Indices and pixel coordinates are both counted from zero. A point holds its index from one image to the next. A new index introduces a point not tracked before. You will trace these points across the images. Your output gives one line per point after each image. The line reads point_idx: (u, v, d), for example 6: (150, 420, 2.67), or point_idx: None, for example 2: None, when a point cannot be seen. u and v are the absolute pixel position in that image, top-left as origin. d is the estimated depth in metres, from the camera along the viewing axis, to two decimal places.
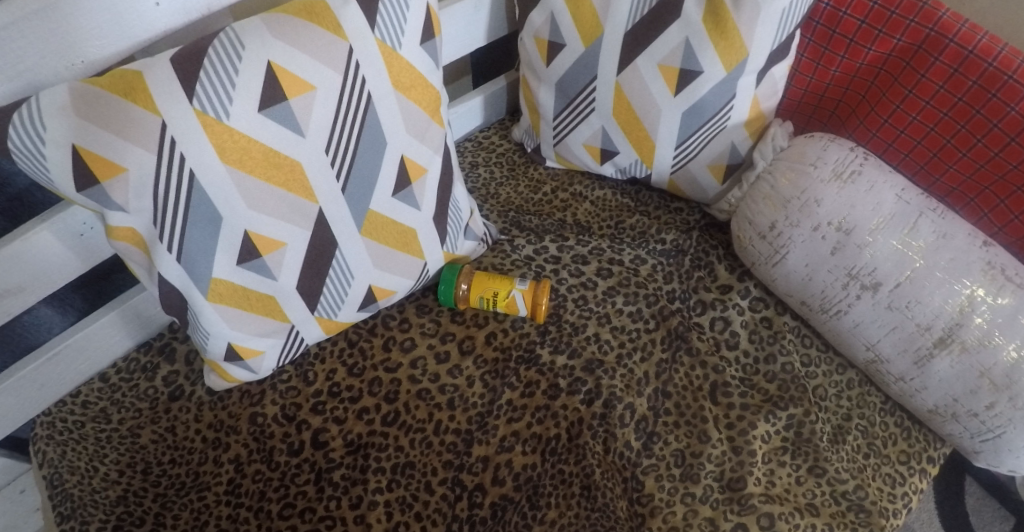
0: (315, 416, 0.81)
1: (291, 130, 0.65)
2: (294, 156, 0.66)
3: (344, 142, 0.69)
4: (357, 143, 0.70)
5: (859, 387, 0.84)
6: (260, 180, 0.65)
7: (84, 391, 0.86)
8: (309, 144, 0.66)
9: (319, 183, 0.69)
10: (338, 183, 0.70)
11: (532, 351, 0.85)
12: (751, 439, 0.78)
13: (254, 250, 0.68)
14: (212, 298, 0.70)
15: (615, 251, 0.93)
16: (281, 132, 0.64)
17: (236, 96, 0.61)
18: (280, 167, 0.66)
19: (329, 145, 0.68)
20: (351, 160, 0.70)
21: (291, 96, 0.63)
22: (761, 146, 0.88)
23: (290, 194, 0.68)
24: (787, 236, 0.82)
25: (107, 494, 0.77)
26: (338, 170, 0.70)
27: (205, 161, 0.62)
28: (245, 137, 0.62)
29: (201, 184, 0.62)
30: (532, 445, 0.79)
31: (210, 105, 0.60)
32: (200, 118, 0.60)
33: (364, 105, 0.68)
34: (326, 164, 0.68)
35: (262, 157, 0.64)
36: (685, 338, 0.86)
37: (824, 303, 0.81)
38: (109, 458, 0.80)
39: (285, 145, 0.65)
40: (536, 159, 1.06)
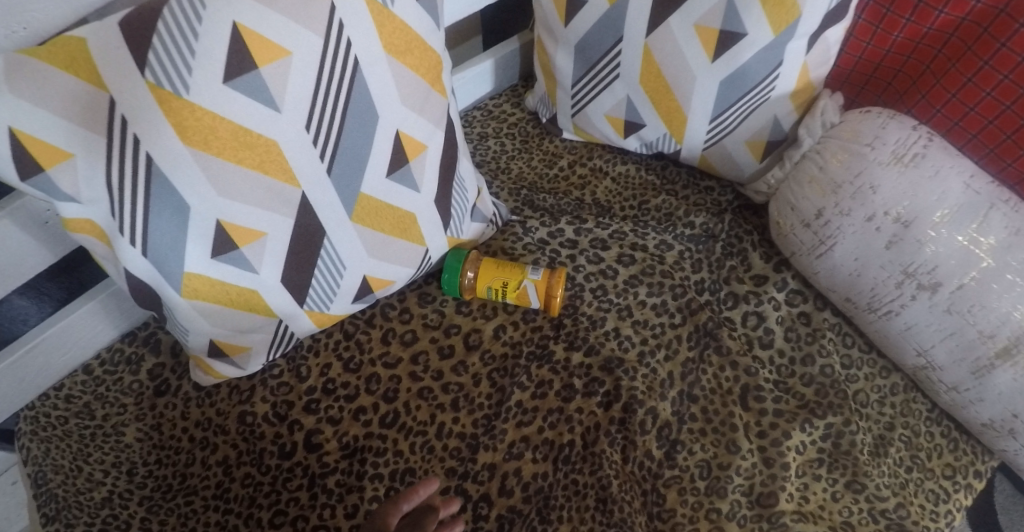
0: (309, 415, 0.75)
1: (265, 104, 0.56)
2: (270, 134, 0.57)
3: (329, 116, 0.59)
4: (344, 117, 0.61)
5: (904, 393, 0.76)
6: (231, 164, 0.56)
7: (67, 384, 0.80)
8: (287, 121, 0.57)
9: (302, 165, 0.60)
10: (323, 164, 0.62)
11: (544, 347, 0.78)
12: (785, 451, 0.71)
13: (231, 242, 0.60)
14: (188, 293, 0.63)
15: (638, 236, 0.85)
16: (253, 107, 0.55)
17: (197, 67, 0.51)
18: (255, 147, 0.57)
19: (311, 121, 0.59)
20: (338, 137, 0.61)
21: (262, 63, 0.54)
22: (808, 120, 0.78)
23: (268, 178, 0.59)
24: (834, 226, 0.72)
25: (92, 496, 0.73)
26: (323, 150, 0.61)
27: (164, 143, 0.53)
28: (210, 113, 0.53)
29: (162, 169, 0.54)
30: (543, 452, 0.72)
31: (166, 77, 0.51)
32: (155, 92, 0.51)
33: (351, 73, 0.59)
34: (309, 142, 0.60)
35: (233, 137, 0.55)
36: (714, 335, 0.78)
37: (872, 301, 0.73)
38: (94, 457, 0.75)
39: (259, 121, 0.56)
40: (551, 129, 0.95)
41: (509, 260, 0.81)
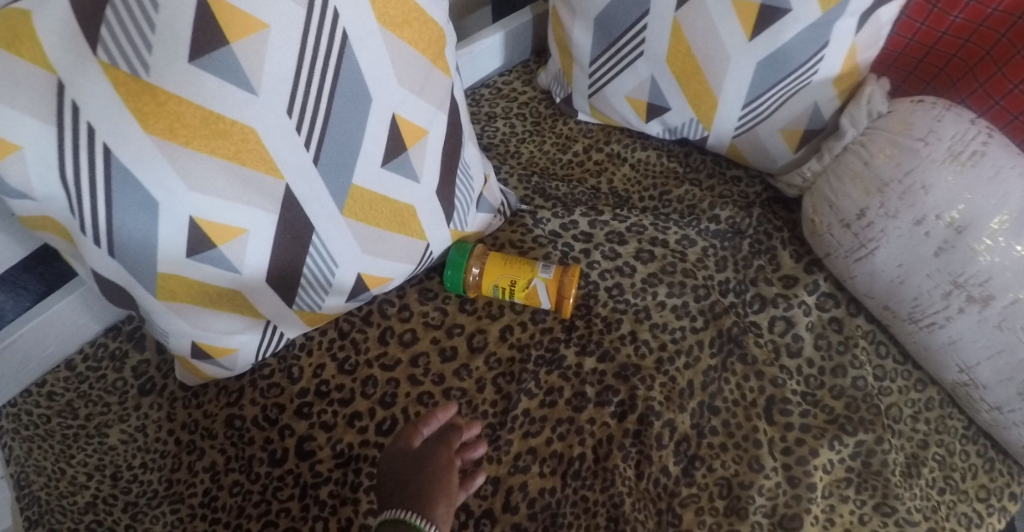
0: (301, 420, 0.70)
1: (239, 87, 0.48)
2: (245, 120, 0.50)
3: (315, 99, 0.52)
4: (331, 101, 0.53)
5: (940, 409, 0.71)
6: (202, 155, 0.49)
7: (50, 381, 0.75)
8: (266, 105, 0.50)
9: (285, 154, 0.53)
10: (309, 153, 0.54)
11: (554, 351, 0.73)
12: (811, 470, 0.66)
13: (208, 240, 0.54)
14: (164, 294, 0.57)
15: (658, 230, 0.78)
16: (225, 90, 0.48)
17: (157, 43, 0.45)
18: (229, 136, 0.50)
19: (294, 104, 0.51)
20: (326, 123, 0.54)
21: (234, 39, 0.47)
22: (852, 108, 0.70)
23: (246, 169, 0.52)
24: (878, 228, 0.66)
25: (75, 500, 0.69)
26: (308, 138, 0.54)
27: (123, 132, 0.46)
28: (175, 97, 0.46)
29: (122, 161, 0.47)
30: (551, 465, 0.67)
31: (122, 56, 0.44)
32: (110, 73, 0.44)
33: (338, 49, 0.52)
34: (292, 129, 0.52)
35: (205, 125, 0.48)
36: (739, 342, 0.72)
37: (914, 312, 0.66)
38: (77, 459, 0.71)
39: (234, 107, 0.49)
40: (565, 110, 0.88)
41: (519, 257, 0.75)
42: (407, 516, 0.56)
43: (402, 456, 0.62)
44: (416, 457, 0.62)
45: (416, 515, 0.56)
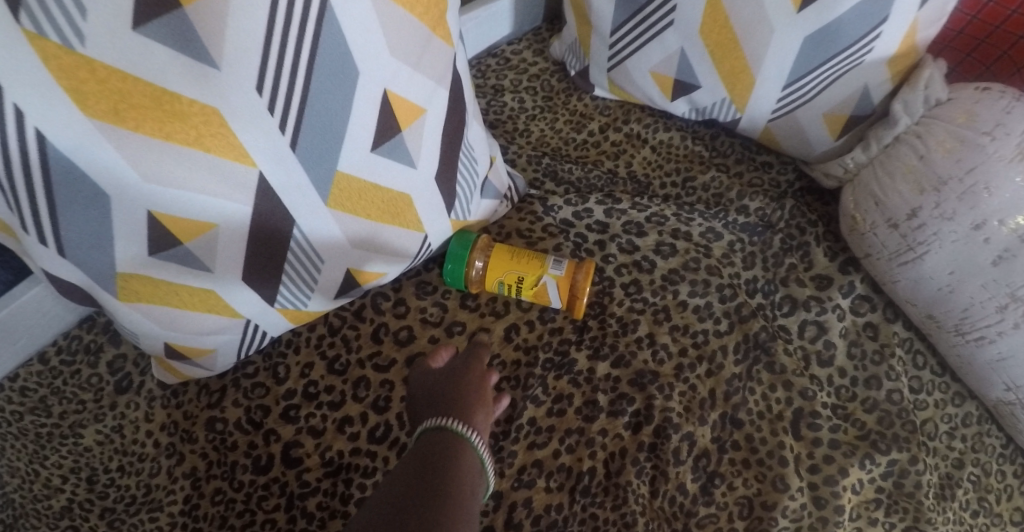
0: (287, 424, 0.65)
1: (196, 59, 0.40)
2: (205, 99, 0.42)
3: (290, 73, 0.44)
4: (310, 76, 0.45)
5: (978, 425, 0.66)
6: (156, 140, 0.42)
7: (22, 375, 0.70)
8: (231, 82, 0.42)
9: (257, 139, 0.46)
10: (286, 138, 0.47)
11: (564, 354, 0.67)
12: (840, 492, 0.60)
13: (171, 235, 0.48)
14: (126, 295, 0.51)
15: (681, 221, 0.72)
16: (177, 62, 0.40)
17: (93, 7, 0.36)
18: (187, 118, 0.42)
19: (264, 80, 0.43)
20: (305, 100, 0.46)
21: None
22: (906, 92, 0.63)
23: (211, 156, 0.44)
24: (930, 231, 0.59)
25: (49, 505, 0.64)
26: (283, 119, 0.46)
27: (59, 116, 0.39)
28: (118, 72, 0.38)
29: (59, 149, 0.40)
30: (558, 480, 0.62)
31: (50, 22, 0.36)
32: (36, 44, 0.36)
33: (317, 14, 0.43)
34: (263, 109, 0.44)
35: (156, 105, 0.40)
36: (767, 350, 0.66)
37: (962, 324, 0.60)
38: (51, 460, 0.66)
39: (192, 84, 0.41)
40: (580, 84, 0.81)
41: (523, 249, 0.68)
42: (448, 423, 0.52)
43: (427, 384, 0.59)
44: (443, 381, 0.59)
45: (458, 421, 0.53)
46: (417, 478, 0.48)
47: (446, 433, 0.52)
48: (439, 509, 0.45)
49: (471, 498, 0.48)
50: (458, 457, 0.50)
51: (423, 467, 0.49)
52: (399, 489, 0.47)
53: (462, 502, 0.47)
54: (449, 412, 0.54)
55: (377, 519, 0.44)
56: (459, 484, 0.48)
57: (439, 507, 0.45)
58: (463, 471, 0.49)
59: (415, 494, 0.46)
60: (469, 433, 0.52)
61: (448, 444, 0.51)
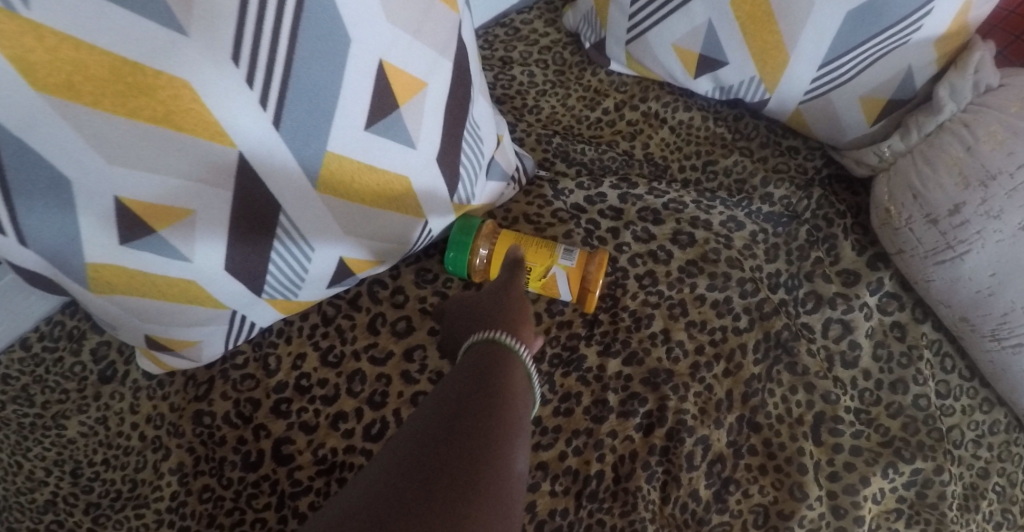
0: (278, 419, 0.61)
1: (160, 25, 0.36)
2: (173, 70, 0.38)
3: (270, 40, 0.40)
4: (294, 44, 0.41)
5: (1005, 434, 0.62)
6: (118, 117, 0.38)
7: (3, 363, 0.66)
8: (202, 50, 0.38)
9: (235, 116, 0.41)
10: (267, 113, 0.42)
11: (573, 350, 0.63)
12: (861, 502, 0.57)
13: (143, 222, 0.44)
14: (99, 286, 0.48)
15: (701, 209, 0.67)
16: (138, 26, 0.35)
17: None
18: (152, 92, 0.38)
19: (241, 49, 0.39)
20: (288, 71, 0.41)
21: None
22: (952, 76, 0.58)
23: (181, 134, 0.40)
24: (974, 230, 0.54)
25: (33, 498, 0.61)
26: (264, 92, 0.41)
27: (5, 92, 0.35)
28: (70, 39, 0.35)
29: (9, 129, 0.37)
30: (564, 484, 0.58)
31: None
32: None
33: None
34: (241, 82, 0.40)
35: (114, 77, 0.37)
36: (789, 349, 0.62)
37: (999, 329, 0.56)
38: (34, 452, 0.62)
39: (155, 53, 0.37)
40: (595, 58, 0.75)
41: (531, 241, 0.62)
42: (498, 336, 0.50)
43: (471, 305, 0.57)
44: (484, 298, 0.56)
45: (505, 332, 0.51)
46: (467, 388, 0.45)
47: (493, 345, 0.50)
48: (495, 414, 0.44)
49: (520, 413, 0.46)
50: (506, 368, 0.48)
51: (473, 379, 0.46)
52: (447, 398, 0.45)
53: (513, 416, 0.45)
54: (497, 325, 0.52)
55: (427, 425, 0.43)
56: (509, 398, 0.46)
57: (491, 419, 0.43)
58: (513, 385, 0.47)
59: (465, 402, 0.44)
60: (517, 344, 0.50)
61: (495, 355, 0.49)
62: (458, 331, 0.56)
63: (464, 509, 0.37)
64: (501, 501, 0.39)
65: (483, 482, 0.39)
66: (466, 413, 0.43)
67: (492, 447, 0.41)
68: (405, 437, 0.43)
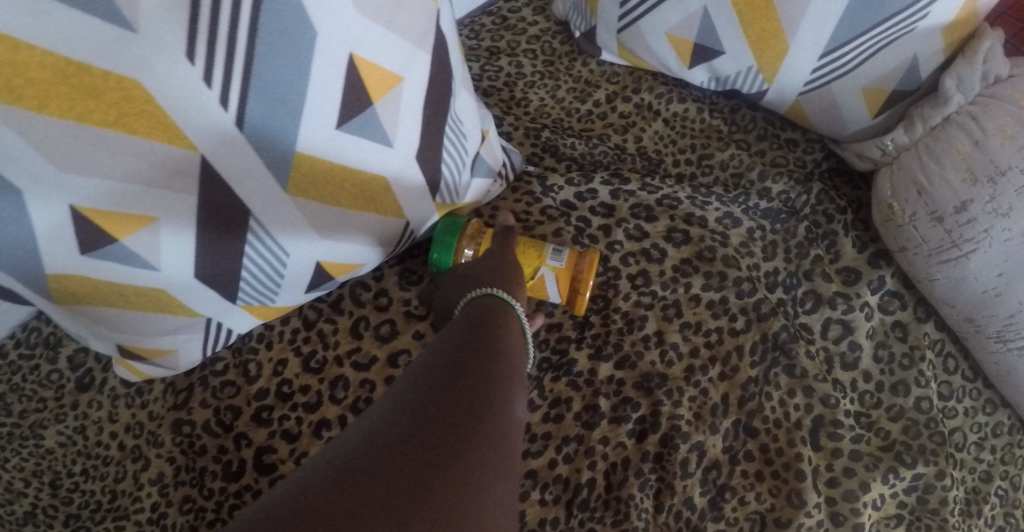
0: (259, 428, 0.59)
1: (106, 21, 0.33)
2: (122, 70, 0.35)
3: (229, 36, 0.37)
4: (255, 39, 0.38)
5: (1009, 436, 0.61)
6: (67, 120, 0.36)
7: None
8: (154, 48, 0.35)
9: (194, 117, 0.39)
10: (229, 114, 0.40)
11: (563, 354, 0.60)
12: (861, 509, 0.55)
13: (103, 232, 0.42)
14: (62, 297, 0.45)
15: (696, 205, 0.65)
16: (79, 24, 0.33)
17: None
18: (102, 94, 0.36)
19: (196, 46, 0.36)
20: (250, 69, 0.39)
21: None
22: (960, 66, 0.55)
23: (137, 136, 0.38)
24: (981, 228, 0.52)
25: (12, 510, 0.59)
26: (225, 92, 0.39)
27: None
28: (6, 39, 0.32)
29: None
30: (554, 493, 0.56)
31: None
32: None
33: None
34: (199, 80, 0.38)
35: (59, 78, 0.34)
36: (787, 352, 0.60)
37: (1004, 330, 0.54)
38: (11, 463, 0.60)
39: (102, 51, 0.34)
40: (586, 48, 0.72)
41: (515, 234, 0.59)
42: (497, 291, 0.52)
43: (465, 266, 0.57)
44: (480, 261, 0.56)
45: (504, 289, 0.52)
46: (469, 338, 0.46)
47: (494, 301, 0.51)
48: (495, 355, 0.45)
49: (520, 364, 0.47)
50: (505, 320, 0.50)
51: (475, 327, 0.48)
52: (451, 341, 0.46)
53: (515, 366, 0.46)
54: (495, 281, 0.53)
55: (432, 366, 0.43)
56: (509, 345, 0.47)
57: (496, 366, 0.44)
58: (512, 336, 0.48)
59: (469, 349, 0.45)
60: (515, 303, 0.52)
61: (494, 309, 0.51)
62: (447, 297, 0.56)
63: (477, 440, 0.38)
64: (510, 438, 0.40)
65: (493, 418, 0.40)
66: (471, 357, 0.44)
67: (499, 389, 0.42)
68: (409, 375, 0.43)
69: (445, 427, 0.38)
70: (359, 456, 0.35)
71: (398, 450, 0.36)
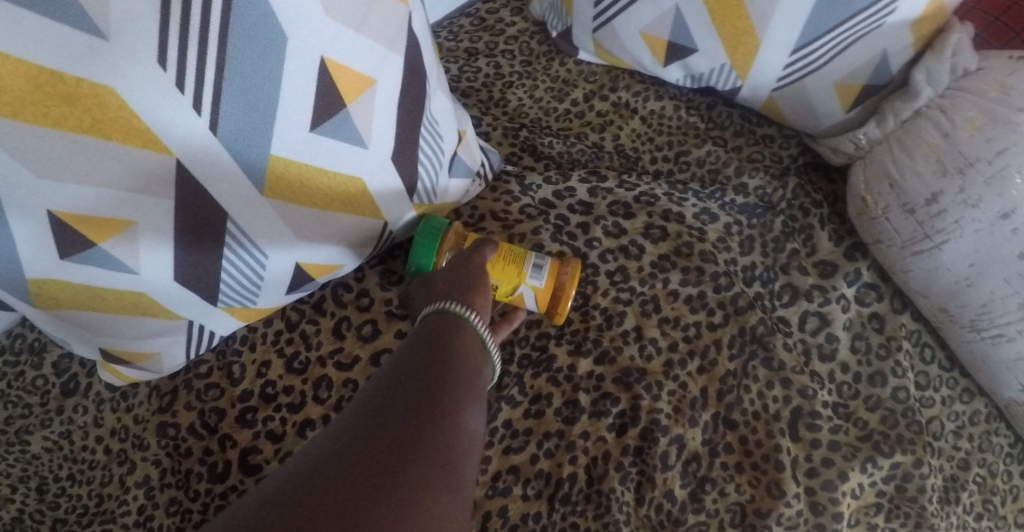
0: (243, 429, 0.59)
1: (76, 28, 0.34)
2: (94, 77, 0.36)
3: (200, 41, 0.38)
4: (226, 45, 0.39)
5: (986, 424, 0.61)
6: (42, 127, 0.37)
7: None
8: (125, 55, 0.36)
9: (167, 122, 0.39)
10: (202, 118, 0.40)
11: (543, 350, 0.61)
12: (840, 498, 0.56)
13: (82, 237, 0.42)
14: (44, 302, 0.46)
15: (673, 201, 0.65)
16: (51, 32, 0.34)
17: None
18: (75, 101, 0.36)
19: (167, 52, 0.37)
20: (222, 74, 0.39)
21: None
22: (929, 60, 0.56)
23: (112, 143, 0.39)
24: (952, 219, 0.53)
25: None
26: (198, 97, 0.39)
27: None
28: None
29: None
30: (537, 488, 0.56)
31: None
32: None
33: None
34: (171, 86, 0.38)
35: (32, 86, 0.35)
36: (764, 344, 0.61)
37: (978, 320, 0.55)
38: None
39: (73, 58, 0.35)
40: (563, 47, 0.73)
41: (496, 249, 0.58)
42: (449, 305, 0.51)
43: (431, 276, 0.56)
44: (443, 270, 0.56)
45: (457, 301, 0.51)
46: (428, 359, 0.46)
47: (449, 314, 0.51)
48: (444, 375, 0.45)
49: (477, 387, 0.48)
50: (459, 334, 0.50)
51: (428, 343, 0.48)
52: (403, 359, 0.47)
53: (467, 392, 0.46)
54: (450, 297, 0.52)
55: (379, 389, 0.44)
56: (461, 363, 0.47)
57: (452, 396, 0.44)
58: (465, 353, 0.48)
59: (417, 376, 0.45)
60: (469, 314, 0.51)
61: (449, 323, 0.50)
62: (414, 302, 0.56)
63: (418, 480, 0.38)
64: (448, 472, 0.40)
65: (432, 445, 0.41)
66: (418, 383, 0.44)
67: (453, 422, 0.43)
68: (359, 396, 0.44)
69: (381, 459, 0.39)
70: (295, 486, 0.37)
71: (329, 484, 0.37)
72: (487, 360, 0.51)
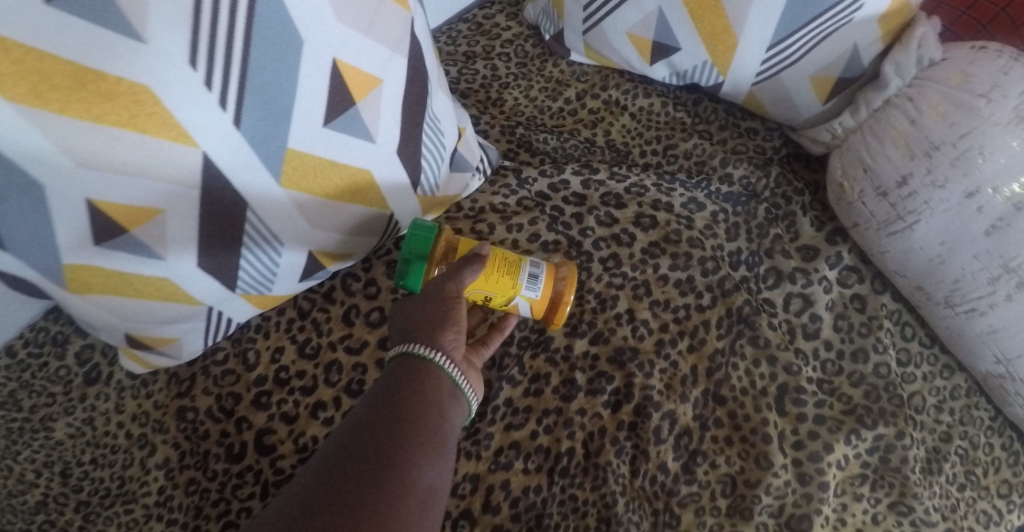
0: (258, 412, 0.63)
1: (119, 33, 0.38)
2: (133, 76, 0.40)
3: (226, 43, 0.42)
4: (248, 47, 0.43)
5: (966, 398, 0.64)
6: (85, 121, 0.41)
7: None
8: (160, 55, 0.40)
9: (194, 117, 0.44)
10: (226, 114, 0.44)
11: (541, 332, 0.65)
12: (825, 468, 0.58)
13: (116, 224, 0.46)
14: (77, 287, 0.50)
15: (662, 192, 0.69)
16: (97, 35, 0.38)
17: None
18: (115, 97, 0.40)
19: (197, 53, 0.41)
20: (244, 72, 0.44)
21: None
22: (897, 53, 0.59)
23: (145, 136, 0.43)
24: (922, 200, 0.56)
25: (25, 500, 0.62)
26: (223, 94, 0.43)
27: None
28: (34, 51, 0.37)
29: None
30: (536, 462, 0.59)
31: None
32: None
33: None
34: (199, 84, 0.42)
35: (79, 84, 0.39)
36: (751, 323, 0.64)
37: (952, 296, 0.58)
38: (23, 455, 0.63)
39: (114, 59, 0.39)
40: (556, 50, 0.77)
41: (488, 263, 0.58)
42: (414, 348, 0.52)
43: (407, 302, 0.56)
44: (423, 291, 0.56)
45: (422, 344, 0.52)
46: (388, 415, 0.48)
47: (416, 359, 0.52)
48: (401, 431, 0.47)
49: (441, 440, 0.49)
50: (424, 383, 0.51)
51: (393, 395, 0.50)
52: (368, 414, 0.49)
53: (425, 448, 0.47)
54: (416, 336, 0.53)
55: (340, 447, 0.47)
56: (422, 417, 0.49)
57: (407, 453, 0.46)
58: (428, 404, 0.50)
59: (375, 433, 0.47)
60: (435, 355, 0.52)
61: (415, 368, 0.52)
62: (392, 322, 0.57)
63: None
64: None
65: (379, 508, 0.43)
66: (375, 442, 0.47)
67: (405, 482, 0.45)
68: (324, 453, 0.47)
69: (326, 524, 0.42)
70: None
71: None
72: (454, 405, 0.52)
